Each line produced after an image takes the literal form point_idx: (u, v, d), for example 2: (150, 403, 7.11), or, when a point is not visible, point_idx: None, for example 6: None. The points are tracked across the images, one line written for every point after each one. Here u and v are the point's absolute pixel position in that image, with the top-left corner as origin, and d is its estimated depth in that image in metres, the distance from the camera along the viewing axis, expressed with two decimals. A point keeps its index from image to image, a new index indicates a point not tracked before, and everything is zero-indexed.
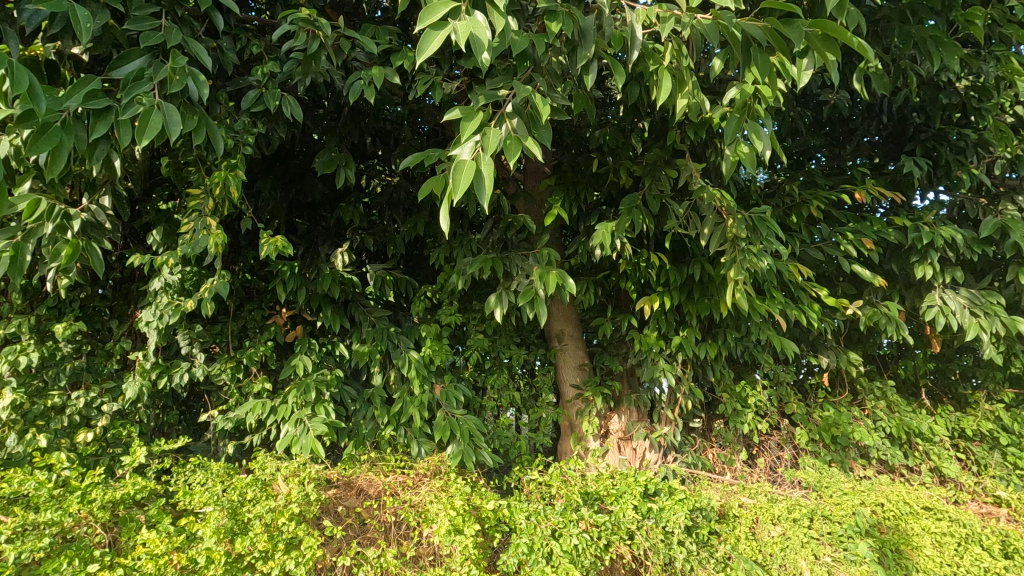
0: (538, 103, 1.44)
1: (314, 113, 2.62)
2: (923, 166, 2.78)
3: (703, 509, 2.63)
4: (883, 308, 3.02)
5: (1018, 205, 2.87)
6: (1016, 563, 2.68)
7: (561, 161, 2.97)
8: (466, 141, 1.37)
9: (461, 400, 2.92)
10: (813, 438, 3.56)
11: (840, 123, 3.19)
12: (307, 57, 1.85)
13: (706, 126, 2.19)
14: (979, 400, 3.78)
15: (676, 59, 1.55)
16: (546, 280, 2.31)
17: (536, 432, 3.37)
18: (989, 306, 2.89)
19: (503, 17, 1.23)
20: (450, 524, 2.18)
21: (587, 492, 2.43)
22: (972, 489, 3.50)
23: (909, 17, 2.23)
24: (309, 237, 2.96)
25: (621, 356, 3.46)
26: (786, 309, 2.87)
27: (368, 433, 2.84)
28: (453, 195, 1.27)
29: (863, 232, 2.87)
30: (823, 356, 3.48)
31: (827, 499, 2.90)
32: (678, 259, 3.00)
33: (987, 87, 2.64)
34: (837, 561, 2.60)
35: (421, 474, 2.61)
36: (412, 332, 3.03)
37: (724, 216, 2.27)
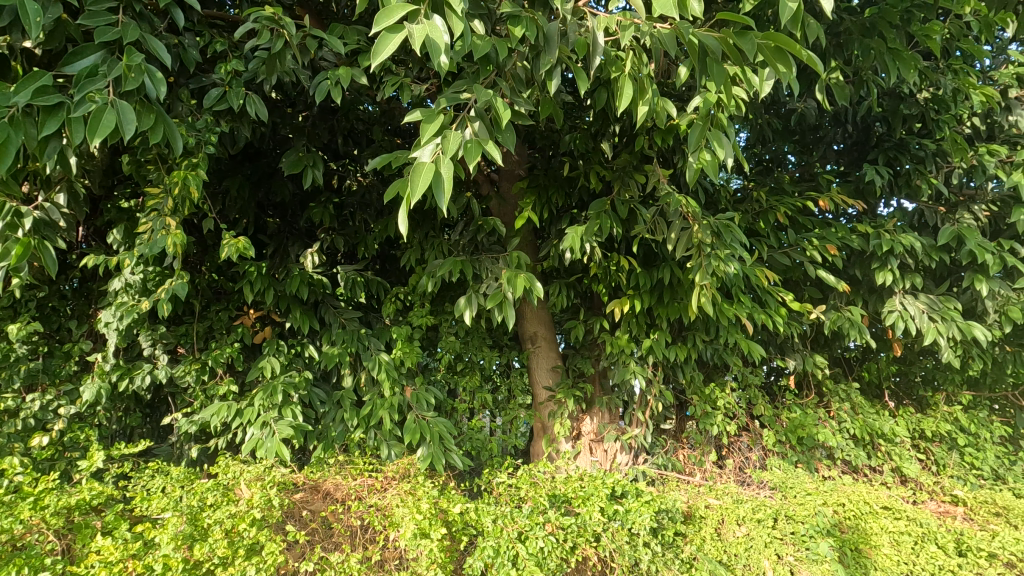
0: (500, 107, 1.45)
1: (284, 112, 2.59)
2: (884, 175, 2.86)
3: (669, 511, 2.68)
4: (847, 312, 3.09)
5: (974, 214, 2.97)
6: (969, 561, 2.77)
7: (534, 164, 2.98)
8: (427, 143, 1.38)
9: (432, 402, 2.91)
10: (780, 439, 3.63)
11: (807, 131, 3.26)
12: (271, 57, 1.83)
13: (673, 132, 2.22)
14: (938, 401, 3.89)
15: (637, 67, 1.57)
16: (514, 283, 2.32)
17: (508, 433, 3.38)
18: (946, 311, 2.98)
19: (461, 22, 1.25)
20: (416, 528, 2.17)
21: (554, 495, 2.50)
22: (931, 489, 3.59)
23: (870, 31, 2.29)
24: (278, 238, 2.93)
25: (593, 358, 3.49)
26: (753, 313, 2.92)
27: (338, 436, 2.82)
28: (411, 198, 1.27)
29: (827, 239, 2.94)
30: (790, 359, 3.56)
31: (790, 500, 2.97)
32: (648, 262, 3.04)
33: (945, 99, 2.73)
34: (799, 561, 2.64)
35: (389, 476, 2.59)
36: (383, 334, 3.01)
37: (690, 222, 2.31)
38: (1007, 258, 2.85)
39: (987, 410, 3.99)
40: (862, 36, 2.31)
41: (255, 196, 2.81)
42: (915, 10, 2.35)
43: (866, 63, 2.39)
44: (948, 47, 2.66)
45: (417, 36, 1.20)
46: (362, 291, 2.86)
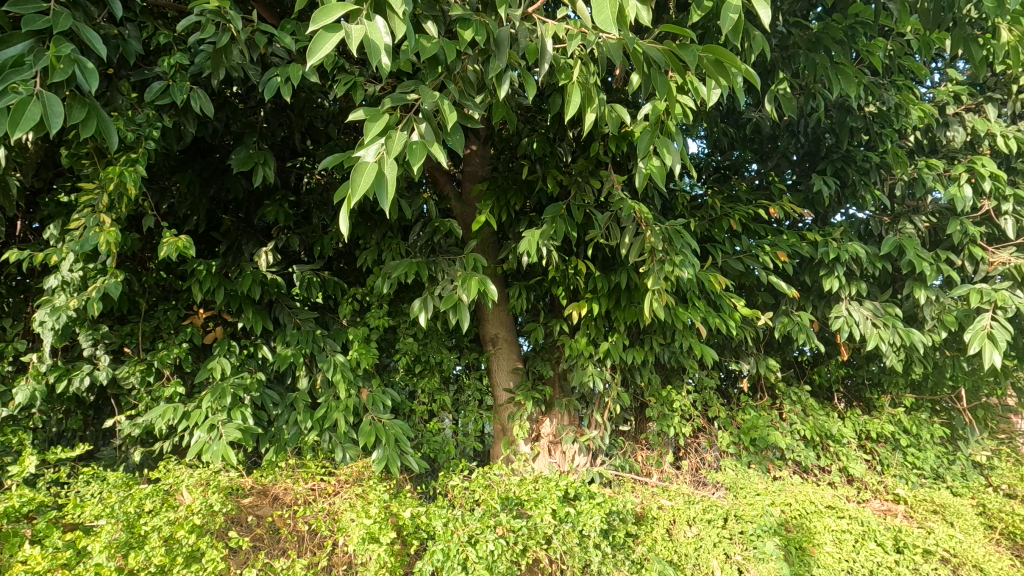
0: (446, 110, 1.44)
1: (235, 107, 2.53)
2: (831, 185, 2.96)
3: (621, 512, 2.71)
4: (797, 317, 3.19)
5: (916, 225, 3.10)
6: (906, 557, 2.87)
7: (495, 166, 2.98)
8: (371, 142, 1.35)
9: (388, 405, 2.87)
10: (734, 440, 3.71)
11: (763, 140, 3.34)
12: (217, 51, 1.78)
13: (626, 139, 2.26)
14: (883, 403, 4.03)
15: (584, 75, 1.58)
16: (468, 285, 2.32)
17: (467, 435, 3.37)
18: (888, 317, 3.10)
19: (403, 23, 1.23)
20: (364, 532, 2.14)
21: (507, 498, 2.52)
22: (875, 488, 3.72)
23: (815, 46, 2.37)
24: (231, 236, 2.86)
25: (553, 361, 3.49)
26: (707, 318, 2.98)
27: (290, 439, 2.77)
28: (352, 198, 1.26)
29: (778, 246, 3.02)
30: (744, 362, 3.66)
31: (740, 500, 3.06)
32: (606, 266, 3.06)
33: (889, 113, 2.83)
34: (746, 560, 2.70)
35: (342, 480, 2.55)
36: (340, 335, 2.96)
37: (643, 227, 2.35)
38: (943, 267, 2.98)
39: (928, 412, 4.16)
40: (809, 50, 2.38)
41: (207, 193, 2.74)
42: (858, 27, 2.40)
43: (812, 76, 2.47)
44: (892, 64, 2.77)
45: (356, 36, 1.18)
46: (317, 292, 2.81)
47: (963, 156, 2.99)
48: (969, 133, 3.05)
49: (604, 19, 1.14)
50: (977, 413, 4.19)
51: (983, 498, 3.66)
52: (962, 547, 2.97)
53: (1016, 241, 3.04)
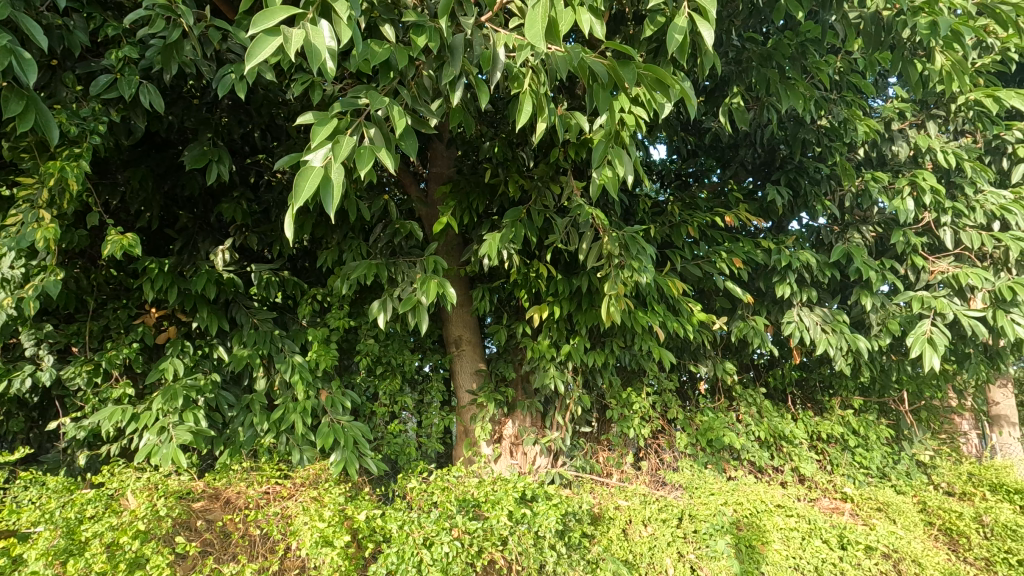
0: (396, 116, 1.45)
1: (190, 103, 2.47)
2: (784, 195, 3.06)
3: (577, 513, 2.75)
4: (752, 322, 3.29)
5: (863, 235, 3.24)
6: (848, 554, 2.99)
7: (460, 168, 2.97)
8: (318, 148, 1.35)
9: (348, 407, 2.84)
10: (692, 442, 3.79)
11: (721, 149, 3.43)
12: (166, 46, 1.74)
13: (586, 146, 2.29)
14: (833, 405, 4.18)
15: (534, 86, 1.58)
16: (427, 288, 2.33)
17: (428, 437, 3.36)
18: (837, 323, 3.23)
19: (348, 28, 1.25)
20: (317, 536, 2.11)
21: (464, 500, 2.52)
22: (825, 487, 3.86)
23: (769, 61, 2.44)
24: (187, 233, 2.79)
25: (515, 363, 3.50)
26: (665, 322, 3.04)
27: (246, 441, 2.72)
28: (296, 203, 1.25)
29: (734, 252, 3.11)
30: (701, 365, 3.74)
31: (695, 500, 3.13)
32: (568, 269, 3.10)
33: (839, 128, 2.94)
34: (700, 558, 2.81)
35: (298, 483, 2.54)
36: (299, 336, 2.91)
37: (600, 233, 2.39)
38: (888, 275, 3.12)
39: (875, 413, 4.32)
40: (761, 64, 2.46)
41: (161, 188, 2.66)
42: (809, 45, 2.48)
43: (764, 90, 2.55)
44: (841, 80, 2.87)
45: (297, 40, 1.20)
46: (275, 292, 2.77)
47: (906, 170, 3.13)
48: (912, 147, 3.19)
49: (535, 33, 1.18)
50: (919, 415, 4.39)
51: (924, 496, 3.83)
52: (902, 543, 3.11)
53: (954, 252, 3.19)
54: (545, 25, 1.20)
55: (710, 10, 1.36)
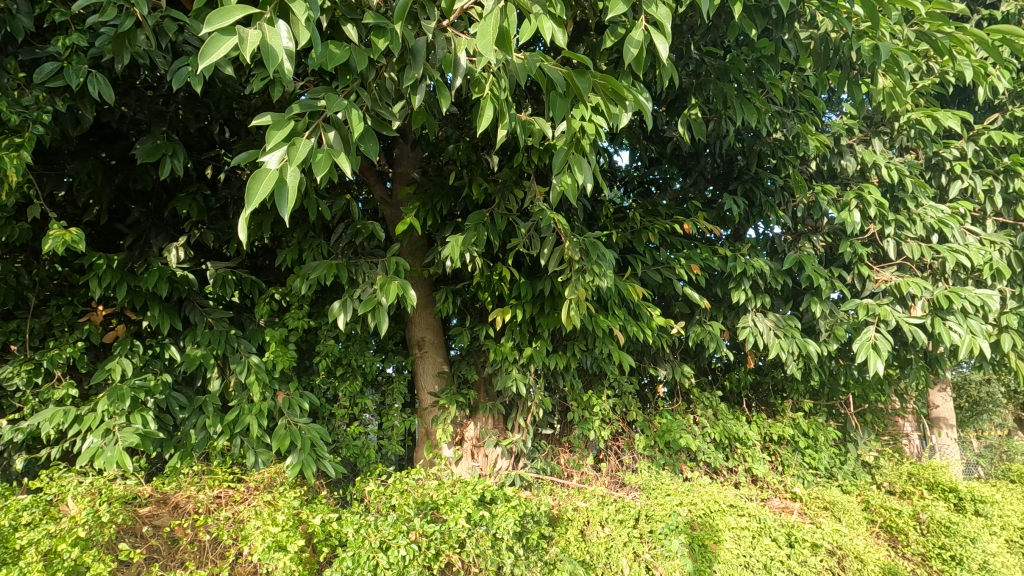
0: (355, 120, 1.45)
1: (144, 94, 2.39)
2: (739, 205, 3.17)
3: (535, 515, 2.78)
4: (709, 327, 3.38)
5: (813, 244, 3.38)
6: (796, 551, 3.12)
7: (425, 170, 2.97)
8: (275, 149, 1.35)
9: (306, 409, 2.78)
10: (650, 444, 3.87)
11: (682, 158, 3.52)
12: (118, 35, 1.68)
13: (548, 151, 2.32)
14: (785, 408, 4.33)
15: (495, 90, 1.60)
16: (388, 289, 2.32)
17: (389, 439, 3.33)
18: (788, 329, 3.35)
19: (306, 30, 1.27)
20: (270, 541, 2.07)
21: (422, 502, 2.51)
22: (775, 487, 3.99)
23: (726, 75, 2.53)
24: (139, 229, 2.70)
25: (478, 365, 3.50)
26: (626, 325, 3.10)
27: (198, 444, 2.65)
28: (249, 205, 1.23)
29: (692, 259, 3.20)
30: (660, 368, 3.82)
31: (651, 501, 3.19)
32: (531, 272, 3.12)
33: (792, 142, 3.06)
34: (654, 557, 2.86)
35: (252, 487, 2.45)
36: (256, 337, 2.84)
37: (562, 238, 2.42)
38: (836, 284, 3.26)
39: (824, 415, 4.49)
40: (718, 78, 2.54)
41: (111, 182, 2.57)
42: (764, 61, 2.58)
43: (721, 103, 2.64)
44: (795, 95, 2.99)
45: (253, 40, 1.21)
46: (232, 291, 2.70)
47: (854, 184, 3.28)
48: (860, 162, 3.34)
49: (486, 42, 1.22)
50: (864, 417, 4.60)
51: (867, 494, 4.01)
52: (845, 540, 3.26)
53: (897, 262, 3.36)
54: (497, 35, 1.25)
55: (665, 25, 1.42)
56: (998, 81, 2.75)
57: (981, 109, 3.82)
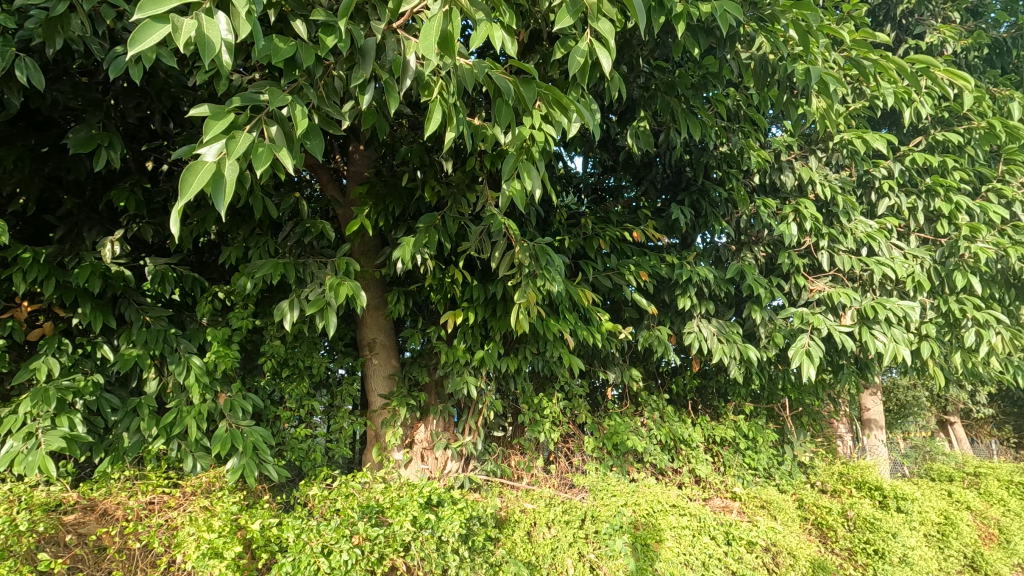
0: (298, 116, 1.44)
1: (79, 81, 2.28)
2: (686, 215, 3.29)
3: (481, 517, 2.79)
4: (656, 331, 3.48)
5: (754, 255, 3.54)
6: (732, 549, 3.26)
7: (378, 170, 2.94)
8: (212, 142, 1.32)
9: (248, 411, 2.69)
10: (599, 445, 3.94)
11: (633, 167, 3.61)
12: (50, 19, 1.61)
13: (500, 157, 2.35)
14: (727, 411, 4.50)
15: (444, 94, 1.61)
16: (336, 290, 2.28)
17: (336, 442, 3.27)
18: (730, 334, 3.49)
19: (247, 24, 1.25)
20: (205, 547, 2.01)
21: (366, 506, 2.47)
22: (717, 487, 4.13)
23: (673, 91, 2.62)
24: (71, 221, 2.57)
25: (430, 368, 3.48)
26: (576, 329, 3.15)
27: (130, 448, 2.54)
28: (182, 198, 1.20)
29: (641, 266, 3.28)
30: (610, 371, 3.90)
31: (598, 502, 3.25)
32: (483, 276, 3.14)
33: (736, 156, 3.20)
34: (598, 557, 2.92)
35: (187, 492, 2.36)
36: (196, 336, 2.74)
37: (512, 242, 2.45)
38: (774, 292, 3.42)
39: (764, 418, 4.69)
40: (665, 93, 2.64)
41: (41, 171, 2.43)
42: (710, 78, 2.69)
43: (668, 117, 2.73)
44: (739, 112, 3.13)
45: (189, 30, 1.18)
46: (172, 288, 2.59)
47: (792, 198, 3.45)
48: (797, 178, 3.52)
49: (428, 44, 1.23)
50: (799, 420, 4.82)
51: (801, 493, 4.21)
52: (779, 537, 3.43)
53: (830, 272, 3.55)
54: (441, 38, 1.26)
55: (609, 41, 1.46)
56: (920, 107, 2.96)
57: (909, 131, 4.08)
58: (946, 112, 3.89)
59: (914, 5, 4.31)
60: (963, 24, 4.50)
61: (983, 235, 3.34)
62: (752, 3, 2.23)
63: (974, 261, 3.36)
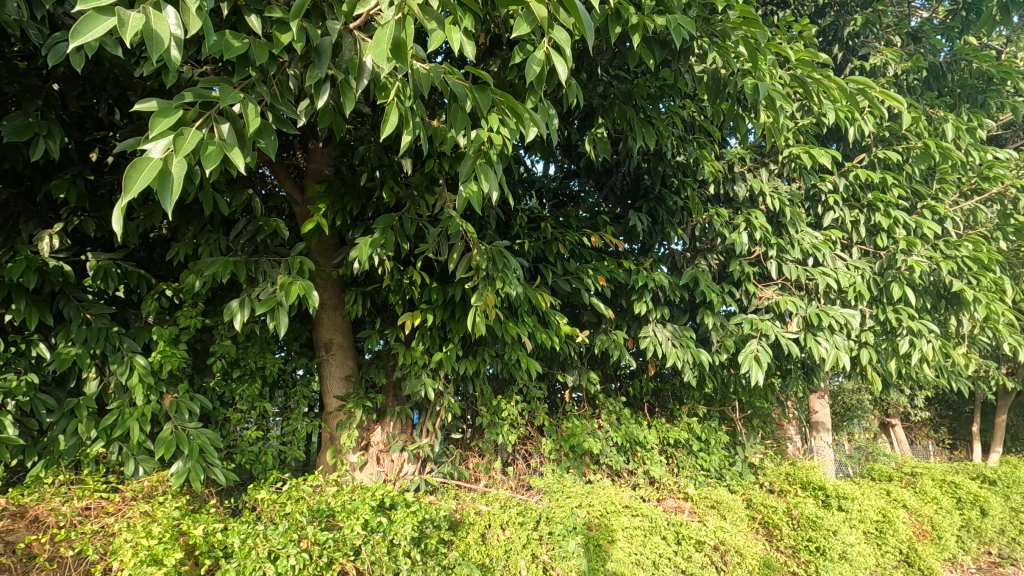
0: (250, 115, 1.42)
1: (17, 67, 2.18)
2: (643, 221, 3.37)
3: (435, 520, 2.78)
4: (613, 335, 3.55)
5: (708, 262, 3.64)
6: (681, 548, 3.35)
7: (337, 169, 2.90)
8: (158, 138, 1.28)
9: (196, 413, 2.59)
10: (556, 447, 3.97)
11: (594, 173, 3.67)
12: None
13: (459, 160, 2.35)
14: (682, 413, 4.61)
15: (401, 97, 1.61)
16: (289, 290, 2.24)
17: (289, 444, 3.20)
18: (683, 339, 3.58)
19: (197, 22, 1.23)
20: (143, 554, 1.94)
21: (317, 509, 2.43)
22: (671, 488, 4.22)
23: (630, 101, 2.69)
24: (6, 212, 2.44)
25: (387, 369, 3.45)
26: (534, 332, 3.17)
27: (67, 451, 2.44)
28: (125, 195, 1.15)
29: (600, 271, 3.34)
30: (568, 374, 3.95)
31: (553, 503, 3.29)
32: (442, 277, 3.13)
33: (691, 165, 3.29)
34: (551, 558, 2.95)
35: (127, 497, 2.30)
36: (141, 335, 2.64)
37: (470, 245, 2.46)
38: (726, 298, 3.53)
39: (717, 420, 4.82)
40: (623, 102, 2.70)
41: None
42: (666, 90, 2.77)
43: (626, 126, 2.80)
44: (696, 123, 3.22)
45: (135, 24, 1.14)
46: (115, 284, 2.48)
47: (744, 208, 3.58)
48: (749, 189, 3.65)
49: (380, 52, 1.24)
50: (750, 422, 4.98)
51: (749, 493, 4.36)
52: (727, 536, 3.54)
53: (779, 281, 3.69)
54: (393, 46, 1.27)
55: (565, 51, 1.48)
56: (862, 125, 3.10)
57: (854, 147, 4.28)
58: (887, 131, 4.10)
59: (860, 27, 4.52)
60: (905, 48, 4.74)
61: (918, 249, 3.55)
62: (706, 20, 2.33)
63: (909, 273, 3.55)
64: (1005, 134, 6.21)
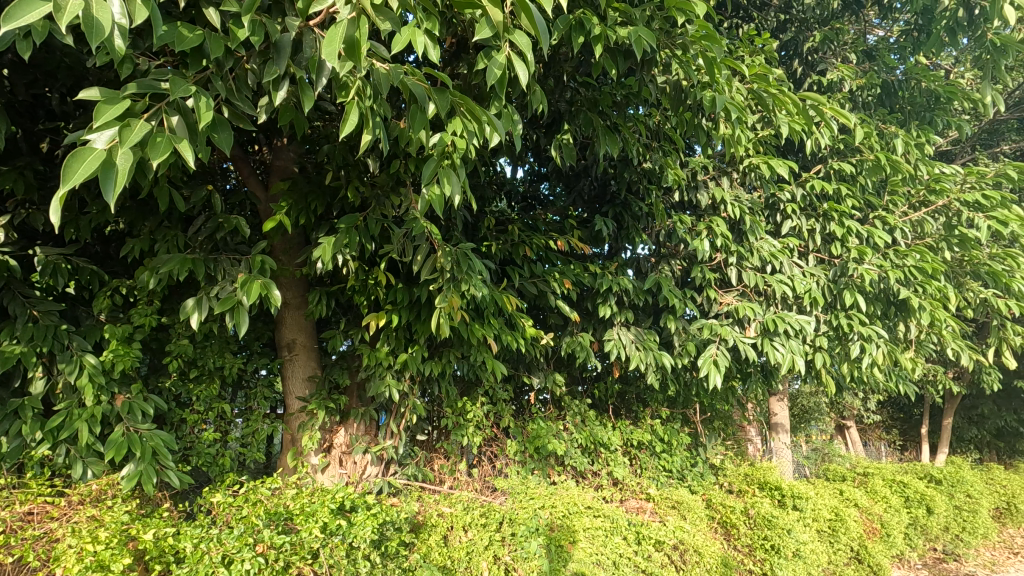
0: (203, 108, 1.39)
1: None
2: (608, 226, 3.42)
3: (396, 522, 2.76)
4: (578, 337, 3.59)
5: (671, 267, 3.72)
6: (641, 548, 3.41)
7: (302, 166, 2.85)
8: (102, 128, 1.25)
9: (149, 413, 2.51)
10: (521, 448, 3.99)
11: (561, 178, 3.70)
12: None
13: (424, 160, 2.35)
14: (645, 415, 4.69)
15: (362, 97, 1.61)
16: (249, 288, 2.19)
17: (249, 446, 3.14)
18: (647, 342, 3.65)
19: (144, 11, 1.20)
20: (88, 560, 1.87)
21: (275, 512, 2.39)
22: (634, 489, 4.28)
23: (595, 108, 2.74)
24: None
25: (351, 370, 3.41)
26: (500, 334, 3.19)
27: (10, 453, 2.33)
28: (64, 185, 1.12)
29: (566, 274, 3.37)
30: (534, 376, 3.98)
31: (516, 504, 3.30)
32: (408, 278, 3.11)
33: (655, 172, 3.36)
34: (513, 560, 2.97)
35: (74, 501, 2.21)
36: (93, 334, 2.55)
37: (434, 247, 2.46)
38: (688, 303, 3.61)
39: (679, 421, 4.92)
40: (589, 109, 2.75)
41: None
42: (631, 97, 2.83)
43: (591, 131, 2.84)
44: (661, 131, 3.28)
45: (74, 10, 1.11)
46: (65, 280, 2.39)
47: (706, 215, 3.67)
48: (711, 197, 3.75)
49: (331, 52, 1.24)
50: (711, 424, 5.09)
51: (709, 493, 4.46)
52: (686, 536, 3.61)
53: (739, 287, 3.79)
54: (347, 44, 1.28)
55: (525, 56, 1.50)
56: (819, 138, 3.22)
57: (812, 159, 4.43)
58: (842, 144, 4.26)
59: (818, 44, 4.69)
60: (861, 65, 4.94)
61: (868, 258, 3.70)
62: (669, 31, 2.39)
63: (861, 280, 3.70)
64: (954, 149, 6.52)
